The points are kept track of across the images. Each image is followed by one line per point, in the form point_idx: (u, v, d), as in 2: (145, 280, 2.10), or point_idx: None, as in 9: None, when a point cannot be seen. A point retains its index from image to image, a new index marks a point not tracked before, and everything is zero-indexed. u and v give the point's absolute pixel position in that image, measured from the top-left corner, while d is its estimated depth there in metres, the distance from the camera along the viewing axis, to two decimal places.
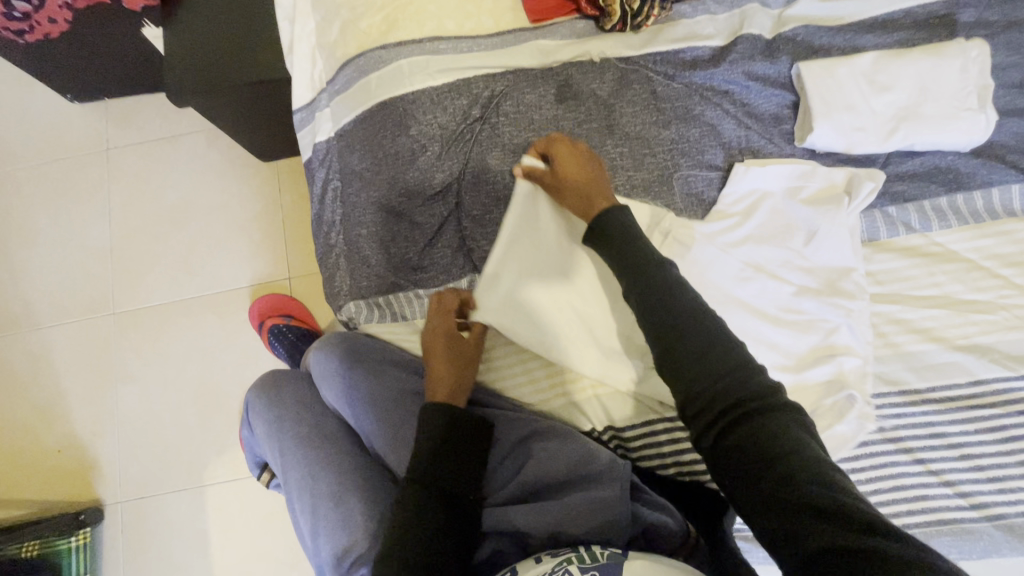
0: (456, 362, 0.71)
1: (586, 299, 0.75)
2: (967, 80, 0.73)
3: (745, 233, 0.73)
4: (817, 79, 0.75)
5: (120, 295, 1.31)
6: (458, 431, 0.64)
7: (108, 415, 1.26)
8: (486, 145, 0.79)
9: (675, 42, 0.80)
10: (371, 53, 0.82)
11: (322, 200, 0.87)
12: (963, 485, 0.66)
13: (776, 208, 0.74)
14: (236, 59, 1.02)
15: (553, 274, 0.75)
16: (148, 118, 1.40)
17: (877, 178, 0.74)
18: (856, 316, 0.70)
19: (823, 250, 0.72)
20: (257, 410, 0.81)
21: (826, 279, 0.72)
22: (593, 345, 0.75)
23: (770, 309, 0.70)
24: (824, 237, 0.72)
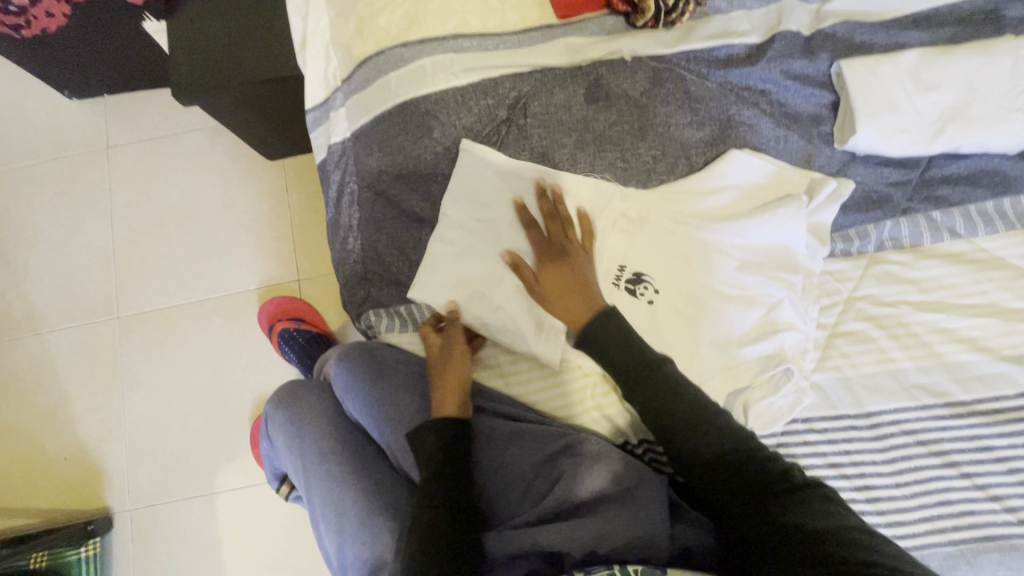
0: (450, 372, 0.71)
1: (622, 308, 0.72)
2: (1017, 79, 0.70)
3: (713, 210, 0.73)
4: (859, 78, 0.71)
5: (123, 299, 1.28)
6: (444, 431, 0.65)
7: (114, 421, 1.23)
8: (514, 147, 0.75)
9: (708, 39, 0.76)
10: (390, 51, 0.79)
11: (338, 204, 0.83)
12: (1010, 499, 0.64)
13: (739, 192, 0.74)
14: (244, 56, 0.98)
15: None
16: (149, 115, 1.35)
17: (845, 188, 0.73)
18: (796, 290, 0.70)
19: (776, 231, 0.71)
20: (277, 422, 0.76)
21: (767, 256, 0.71)
22: None
23: (715, 284, 0.70)
24: (780, 222, 0.70)
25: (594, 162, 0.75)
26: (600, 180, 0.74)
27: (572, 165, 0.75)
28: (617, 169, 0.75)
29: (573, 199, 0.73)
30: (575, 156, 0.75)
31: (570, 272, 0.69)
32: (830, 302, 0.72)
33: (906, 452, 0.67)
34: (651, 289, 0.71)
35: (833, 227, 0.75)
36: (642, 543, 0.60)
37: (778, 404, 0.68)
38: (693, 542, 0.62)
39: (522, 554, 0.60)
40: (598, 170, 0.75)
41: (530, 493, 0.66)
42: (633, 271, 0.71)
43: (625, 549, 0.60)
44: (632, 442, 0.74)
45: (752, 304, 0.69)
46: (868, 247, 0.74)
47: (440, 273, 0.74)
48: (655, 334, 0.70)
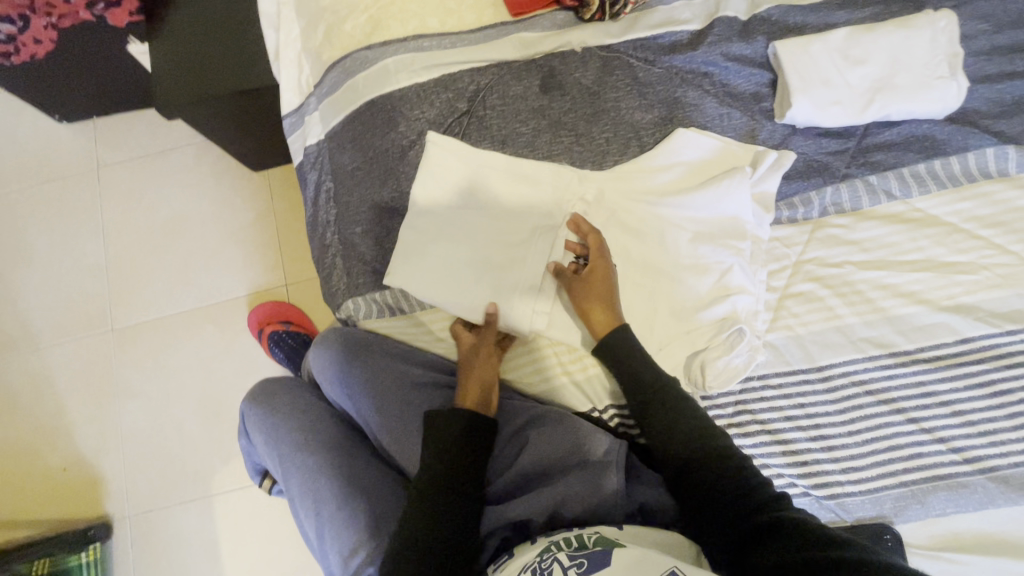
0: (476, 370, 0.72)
1: None
2: (937, 49, 0.76)
3: (667, 186, 0.78)
4: (793, 56, 0.77)
5: (117, 312, 1.32)
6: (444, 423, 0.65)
7: (112, 431, 1.26)
8: (476, 137, 0.80)
9: (653, 28, 0.82)
10: (356, 54, 0.84)
11: (316, 202, 0.87)
12: (956, 440, 0.68)
13: (689, 170, 0.78)
14: (221, 69, 1.03)
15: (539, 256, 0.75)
16: (137, 134, 1.41)
17: (786, 158, 0.77)
18: (745, 256, 0.74)
19: (723, 204, 0.75)
20: (252, 419, 0.79)
21: (716, 227, 0.75)
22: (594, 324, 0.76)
23: (672, 256, 0.74)
24: (725, 197, 0.74)
25: (552, 147, 0.80)
26: (559, 163, 0.79)
27: (533, 151, 0.79)
28: (573, 152, 0.79)
29: (533, 181, 0.77)
30: (533, 142, 0.80)
31: (608, 280, 0.72)
32: (779, 267, 0.76)
33: (857, 402, 0.70)
34: None
35: (779, 196, 0.79)
36: (597, 510, 0.64)
37: (733, 362, 0.71)
38: (649, 500, 0.66)
39: (492, 530, 0.64)
40: (556, 155, 0.79)
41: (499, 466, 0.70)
42: None
43: (583, 515, 0.64)
44: (601, 411, 0.76)
45: (704, 272, 0.74)
46: (813, 213, 0.78)
47: (414, 259, 0.77)
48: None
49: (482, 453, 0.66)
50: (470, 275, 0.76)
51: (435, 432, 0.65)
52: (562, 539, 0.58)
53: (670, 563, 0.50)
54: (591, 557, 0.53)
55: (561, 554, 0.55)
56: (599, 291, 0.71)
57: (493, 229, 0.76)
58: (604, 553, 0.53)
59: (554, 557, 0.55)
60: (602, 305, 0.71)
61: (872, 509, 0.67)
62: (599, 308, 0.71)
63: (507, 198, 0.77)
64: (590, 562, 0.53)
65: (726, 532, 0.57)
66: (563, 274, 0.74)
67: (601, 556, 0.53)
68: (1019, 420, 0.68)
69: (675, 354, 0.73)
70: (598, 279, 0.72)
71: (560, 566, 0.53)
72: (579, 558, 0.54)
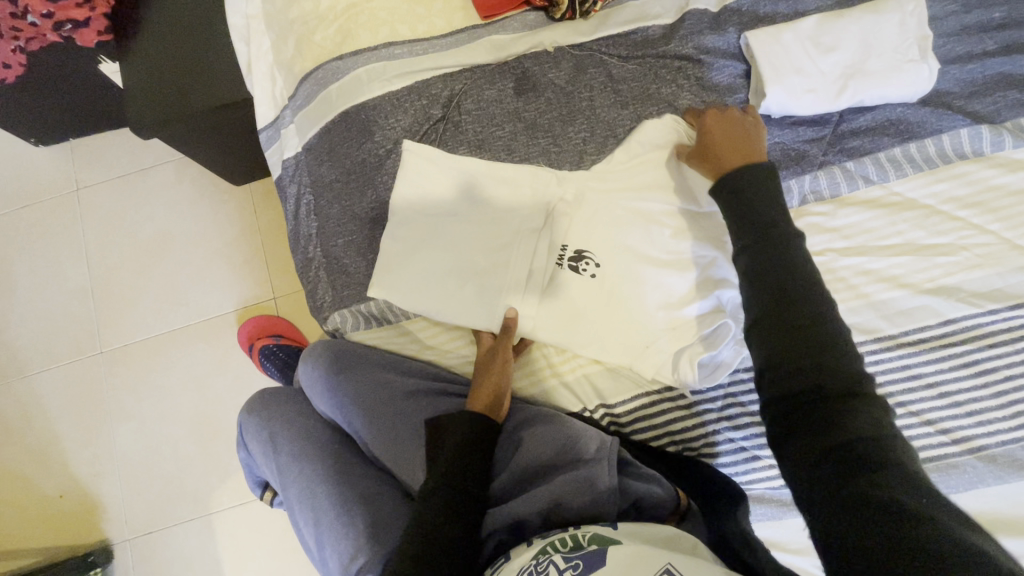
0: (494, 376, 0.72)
1: (579, 283, 0.74)
2: (906, 32, 0.77)
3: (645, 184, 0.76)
4: (764, 45, 0.77)
5: (105, 334, 1.31)
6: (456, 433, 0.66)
7: (107, 454, 1.25)
8: (452, 143, 0.80)
9: (624, 25, 0.83)
10: (328, 66, 0.83)
11: (297, 215, 0.87)
12: (943, 422, 0.69)
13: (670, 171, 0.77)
14: (194, 84, 1.01)
15: (521, 260, 0.75)
16: (115, 154, 1.39)
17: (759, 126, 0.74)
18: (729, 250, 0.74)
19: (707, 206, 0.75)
20: (251, 428, 0.78)
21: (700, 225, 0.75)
22: (581, 325, 0.74)
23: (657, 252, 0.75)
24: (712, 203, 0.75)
25: (530, 149, 0.79)
26: (537, 165, 0.79)
27: (511, 154, 0.79)
28: (551, 153, 0.79)
29: (513, 185, 0.77)
30: (510, 145, 0.79)
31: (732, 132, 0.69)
32: None
33: None
34: (593, 264, 0.75)
35: None
36: (591, 508, 0.64)
37: (718, 360, 0.71)
38: (642, 496, 0.66)
39: (492, 532, 0.64)
40: (533, 157, 0.79)
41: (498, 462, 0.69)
42: (576, 249, 0.75)
43: (578, 513, 0.64)
44: (591, 411, 0.75)
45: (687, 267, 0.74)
46: (792, 201, 0.78)
47: (397, 268, 0.76)
48: (604, 303, 0.74)
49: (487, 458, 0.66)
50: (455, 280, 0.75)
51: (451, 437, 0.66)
52: (557, 539, 0.58)
53: (664, 560, 0.52)
54: (587, 558, 0.53)
55: (556, 556, 0.55)
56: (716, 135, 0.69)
57: (475, 235, 0.76)
58: (600, 552, 0.53)
59: (549, 560, 0.54)
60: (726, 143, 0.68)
61: None
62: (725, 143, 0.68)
63: (487, 203, 0.77)
64: (586, 563, 0.52)
65: (801, 408, 0.48)
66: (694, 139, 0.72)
67: (597, 557, 0.53)
68: (1004, 398, 0.68)
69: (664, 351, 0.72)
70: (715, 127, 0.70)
71: (556, 568, 0.53)
72: (575, 559, 0.54)
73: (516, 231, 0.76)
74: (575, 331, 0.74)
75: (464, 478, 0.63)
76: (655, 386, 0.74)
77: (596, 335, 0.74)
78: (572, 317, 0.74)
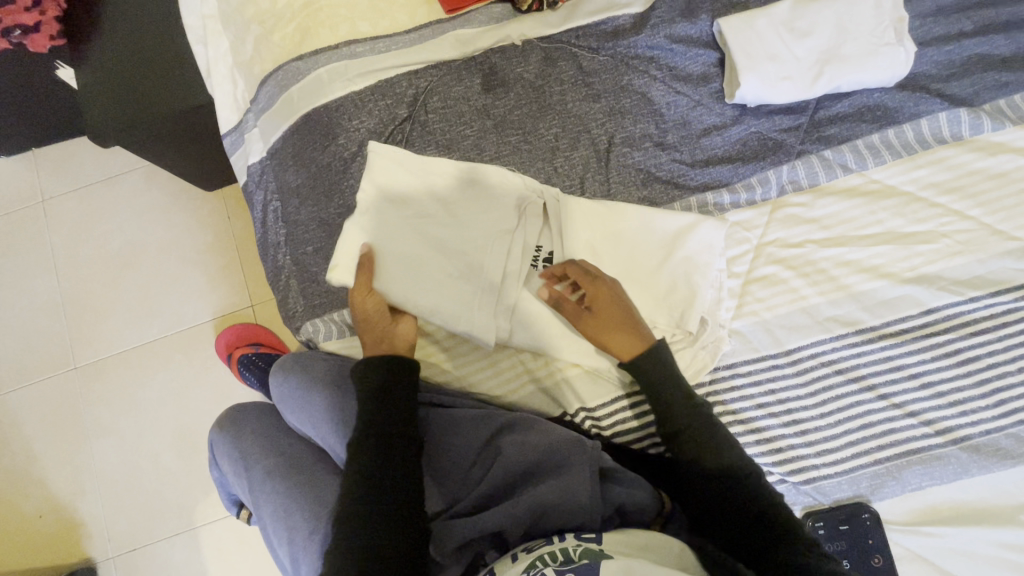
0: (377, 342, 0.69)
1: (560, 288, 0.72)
2: (881, 15, 0.75)
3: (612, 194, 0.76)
4: (736, 32, 0.75)
5: (79, 349, 1.27)
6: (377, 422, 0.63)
7: (85, 472, 1.22)
8: (419, 143, 0.77)
9: (593, 14, 0.80)
10: (288, 66, 0.80)
11: (265, 223, 0.84)
12: (926, 413, 0.68)
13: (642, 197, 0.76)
14: (152, 87, 0.97)
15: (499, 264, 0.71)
16: (81, 162, 1.35)
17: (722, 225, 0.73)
18: (710, 249, 0.72)
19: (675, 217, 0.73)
20: (222, 448, 0.76)
21: (675, 230, 0.73)
22: (561, 329, 0.72)
23: (634, 252, 0.73)
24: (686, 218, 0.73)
25: (499, 147, 0.77)
26: (508, 163, 0.76)
27: (480, 154, 0.76)
28: (523, 151, 0.77)
29: (484, 185, 0.74)
30: (479, 144, 0.77)
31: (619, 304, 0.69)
32: (740, 252, 0.74)
33: (827, 382, 0.69)
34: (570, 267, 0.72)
35: (735, 178, 0.76)
36: (573, 516, 0.62)
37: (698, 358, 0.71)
38: (626, 501, 0.64)
39: (469, 544, 0.62)
40: (504, 155, 0.76)
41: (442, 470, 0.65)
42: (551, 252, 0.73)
43: (561, 522, 0.62)
44: (571, 415, 0.74)
45: (665, 265, 0.72)
46: (771, 192, 0.76)
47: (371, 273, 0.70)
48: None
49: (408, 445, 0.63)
50: (422, 286, 0.71)
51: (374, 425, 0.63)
52: (547, 553, 0.56)
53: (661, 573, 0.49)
54: (578, 573, 0.51)
55: (548, 570, 0.53)
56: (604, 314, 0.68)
57: (447, 238, 0.72)
58: (592, 566, 0.51)
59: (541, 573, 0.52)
60: (617, 330, 0.68)
61: (848, 489, 0.67)
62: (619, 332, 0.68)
63: (461, 204, 0.74)
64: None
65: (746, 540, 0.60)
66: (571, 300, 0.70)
67: (590, 569, 0.51)
68: (987, 387, 0.68)
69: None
70: (608, 305, 0.68)
71: None
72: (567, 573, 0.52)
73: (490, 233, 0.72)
74: (552, 335, 0.72)
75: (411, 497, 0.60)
76: (633, 389, 0.73)
77: (575, 339, 0.72)
78: (549, 318, 0.72)
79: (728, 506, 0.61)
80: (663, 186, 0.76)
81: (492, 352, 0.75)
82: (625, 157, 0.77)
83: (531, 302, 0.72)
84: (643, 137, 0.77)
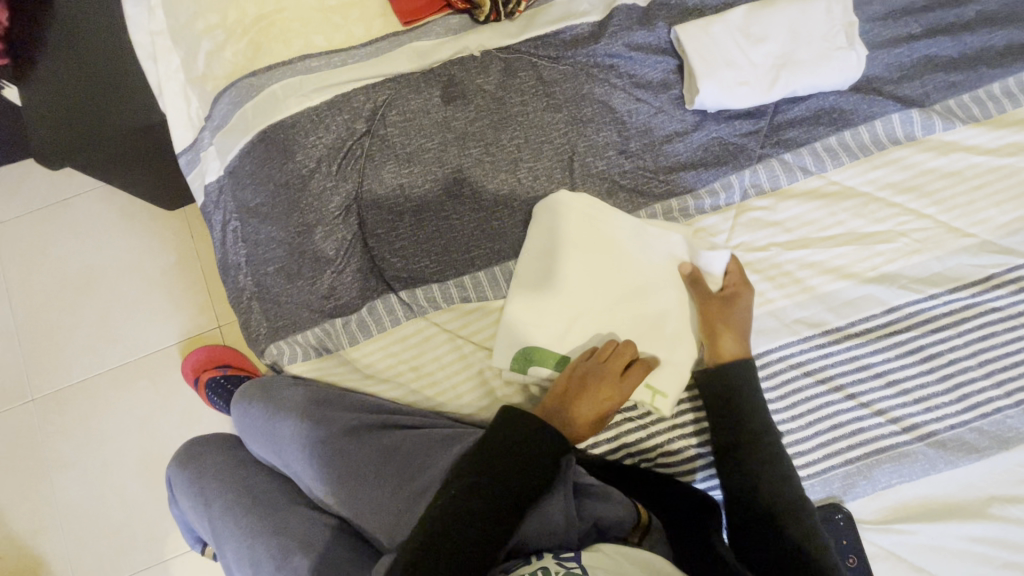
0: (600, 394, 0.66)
1: (576, 297, 0.71)
2: (832, 19, 0.76)
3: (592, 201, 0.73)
4: (693, 39, 0.75)
5: (36, 380, 1.21)
6: (506, 434, 0.61)
7: (46, 508, 1.16)
8: (380, 158, 0.75)
9: (552, 23, 0.80)
10: (241, 82, 0.78)
11: (224, 243, 0.80)
12: (892, 410, 0.68)
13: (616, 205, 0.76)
14: (101, 106, 0.94)
15: (528, 279, 0.72)
16: (34, 184, 1.29)
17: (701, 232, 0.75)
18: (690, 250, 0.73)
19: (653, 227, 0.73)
20: (181, 484, 0.73)
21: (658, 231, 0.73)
22: (557, 334, 0.71)
23: (625, 257, 0.73)
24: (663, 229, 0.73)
25: (462, 160, 0.76)
26: (471, 176, 0.75)
27: (443, 168, 0.75)
28: (486, 162, 0.76)
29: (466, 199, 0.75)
30: (440, 157, 0.75)
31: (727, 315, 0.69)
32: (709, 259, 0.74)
33: (797, 385, 0.69)
34: (560, 277, 0.72)
35: (699, 184, 0.77)
36: (552, 537, 0.61)
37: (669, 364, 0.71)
38: (602, 515, 0.64)
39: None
40: (467, 167, 0.75)
41: (420, 497, 0.63)
42: (553, 262, 0.72)
43: (542, 544, 0.61)
44: None
45: (657, 265, 0.73)
46: (734, 197, 0.76)
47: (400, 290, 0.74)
48: (580, 314, 0.72)
49: (533, 451, 0.61)
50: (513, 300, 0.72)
51: (511, 429, 0.62)
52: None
53: None
54: None
55: None
56: (732, 322, 0.69)
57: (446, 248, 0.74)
58: None
59: None
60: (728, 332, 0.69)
61: (821, 491, 0.67)
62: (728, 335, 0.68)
63: (436, 219, 0.75)
64: None
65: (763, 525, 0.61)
66: (693, 285, 0.71)
67: None
68: (950, 382, 0.69)
69: (681, 367, 0.70)
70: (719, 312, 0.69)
71: None
72: None
73: (491, 239, 0.75)
74: (548, 345, 0.71)
75: (503, 500, 0.58)
76: None
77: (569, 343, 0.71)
78: (544, 329, 0.71)
79: (751, 499, 0.63)
80: (628, 195, 0.76)
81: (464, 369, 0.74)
82: (588, 166, 0.76)
83: (523, 312, 0.71)
84: (606, 145, 0.77)
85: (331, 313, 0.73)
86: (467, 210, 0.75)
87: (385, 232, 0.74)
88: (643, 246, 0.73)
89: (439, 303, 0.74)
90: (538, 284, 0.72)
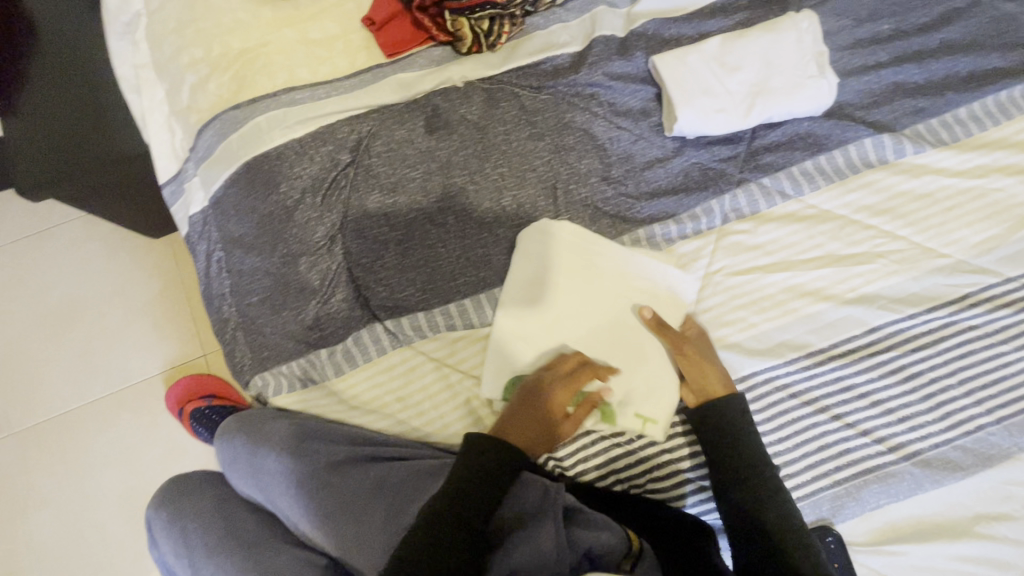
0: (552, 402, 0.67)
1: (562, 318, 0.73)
2: (804, 49, 0.79)
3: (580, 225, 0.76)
4: (671, 68, 0.77)
5: (14, 413, 1.18)
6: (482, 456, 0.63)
7: (22, 547, 1.12)
8: (364, 188, 0.75)
9: (533, 54, 0.82)
10: (226, 114, 0.78)
11: (209, 274, 0.80)
12: (877, 431, 0.69)
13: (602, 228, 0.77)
14: (85, 137, 0.94)
15: (516, 302, 0.73)
16: (17, 213, 1.29)
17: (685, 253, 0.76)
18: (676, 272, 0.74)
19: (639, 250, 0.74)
20: (162, 526, 0.71)
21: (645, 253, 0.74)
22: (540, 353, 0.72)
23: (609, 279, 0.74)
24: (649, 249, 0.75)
25: (446, 188, 0.76)
26: (455, 205, 0.76)
27: (427, 197, 0.76)
28: (470, 190, 0.76)
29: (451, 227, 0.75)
30: (425, 186, 0.76)
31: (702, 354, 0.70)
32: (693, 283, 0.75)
33: (783, 408, 0.70)
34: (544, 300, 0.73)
35: (681, 209, 0.78)
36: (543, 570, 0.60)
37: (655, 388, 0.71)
38: (592, 544, 0.63)
39: None
40: (451, 196, 0.76)
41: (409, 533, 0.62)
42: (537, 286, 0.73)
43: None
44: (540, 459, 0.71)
45: (641, 288, 0.74)
46: (715, 221, 0.78)
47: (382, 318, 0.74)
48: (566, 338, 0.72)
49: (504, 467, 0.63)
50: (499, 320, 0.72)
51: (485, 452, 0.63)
52: None
53: None
54: None
55: None
56: (702, 353, 0.70)
57: (432, 275, 0.74)
58: None
59: None
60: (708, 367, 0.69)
61: (810, 514, 0.67)
62: (711, 371, 0.69)
63: (421, 246, 0.75)
64: None
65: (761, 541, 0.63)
66: (663, 331, 0.71)
67: None
68: (933, 401, 0.69)
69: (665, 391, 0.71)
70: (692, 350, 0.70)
71: None
72: None
73: (476, 266, 0.75)
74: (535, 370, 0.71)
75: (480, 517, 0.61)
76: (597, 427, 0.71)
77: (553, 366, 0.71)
78: (532, 351, 0.72)
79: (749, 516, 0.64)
80: (612, 221, 0.77)
81: (450, 398, 0.73)
82: (571, 193, 0.77)
83: (510, 333, 0.72)
84: (589, 172, 0.78)
85: (315, 343, 0.73)
86: (452, 238, 0.75)
87: (368, 260, 0.74)
88: (627, 270, 0.74)
89: (425, 332, 0.74)
90: (524, 307, 0.73)
